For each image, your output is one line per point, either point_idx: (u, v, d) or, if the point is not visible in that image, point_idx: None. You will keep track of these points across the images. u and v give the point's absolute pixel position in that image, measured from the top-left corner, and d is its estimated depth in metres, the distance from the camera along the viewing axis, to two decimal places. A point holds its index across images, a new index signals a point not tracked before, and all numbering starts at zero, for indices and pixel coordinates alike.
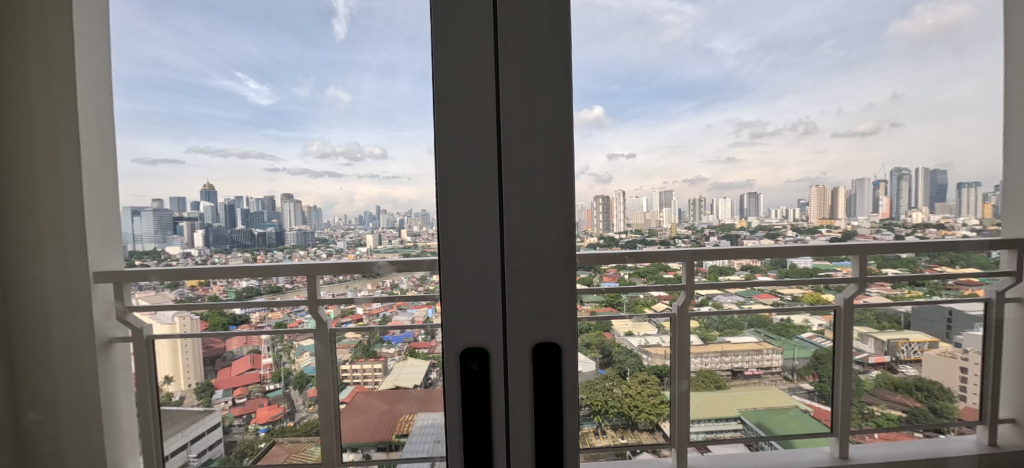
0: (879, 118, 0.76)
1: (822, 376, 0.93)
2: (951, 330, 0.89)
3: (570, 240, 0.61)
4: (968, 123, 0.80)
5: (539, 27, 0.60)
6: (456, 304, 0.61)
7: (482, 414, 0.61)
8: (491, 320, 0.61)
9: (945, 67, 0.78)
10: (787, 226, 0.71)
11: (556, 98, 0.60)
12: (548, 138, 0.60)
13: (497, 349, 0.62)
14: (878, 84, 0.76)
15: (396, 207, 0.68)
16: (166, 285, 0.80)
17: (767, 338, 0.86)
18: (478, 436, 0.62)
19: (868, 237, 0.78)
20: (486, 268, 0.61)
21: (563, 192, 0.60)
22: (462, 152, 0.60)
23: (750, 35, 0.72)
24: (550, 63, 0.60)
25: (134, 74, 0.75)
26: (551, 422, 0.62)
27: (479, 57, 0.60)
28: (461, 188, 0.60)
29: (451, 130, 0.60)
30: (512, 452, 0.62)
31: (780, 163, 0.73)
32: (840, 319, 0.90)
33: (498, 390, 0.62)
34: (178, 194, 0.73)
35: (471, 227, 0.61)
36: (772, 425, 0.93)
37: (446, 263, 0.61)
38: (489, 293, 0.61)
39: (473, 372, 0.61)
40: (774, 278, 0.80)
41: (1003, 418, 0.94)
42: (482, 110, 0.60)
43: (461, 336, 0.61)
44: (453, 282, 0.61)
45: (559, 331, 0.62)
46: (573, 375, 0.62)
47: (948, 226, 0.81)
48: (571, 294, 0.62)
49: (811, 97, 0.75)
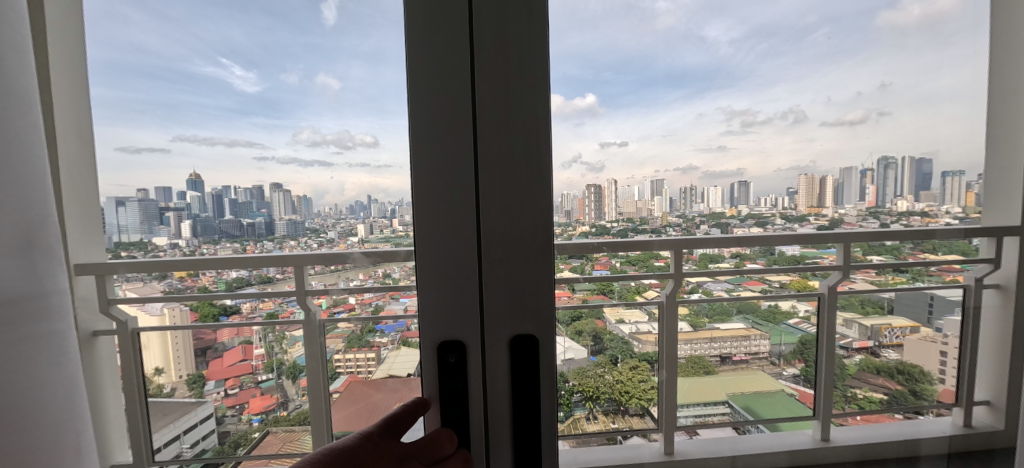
0: (868, 107, 0.77)
1: (807, 361, 0.95)
2: (932, 314, 0.91)
3: (547, 231, 0.61)
4: (954, 110, 0.81)
5: (516, 15, 0.59)
6: (433, 295, 0.62)
7: (459, 408, 0.62)
8: (468, 313, 0.62)
9: (932, 57, 0.78)
10: (775, 214, 0.73)
11: (533, 89, 0.60)
12: (525, 130, 0.60)
13: (475, 341, 0.62)
14: (866, 74, 0.77)
15: (387, 197, 0.65)
16: (155, 276, 0.79)
17: (755, 324, 0.87)
18: (456, 427, 0.62)
19: (853, 225, 0.79)
20: (462, 260, 0.61)
21: (541, 183, 0.61)
22: (439, 145, 0.60)
23: (741, 22, 0.72)
24: (524, 53, 0.60)
25: (115, 59, 0.74)
26: (529, 414, 0.63)
27: (454, 46, 0.59)
28: (437, 181, 0.60)
29: (425, 121, 0.60)
30: (489, 444, 0.63)
31: (770, 152, 0.74)
32: (823, 306, 0.92)
33: (475, 384, 0.62)
34: (163, 184, 0.72)
35: (446, 220, 0.60)
36: (759, 408, 0.94)
37: (421, 255, 0.61)
38: (467, 286, 0.61)
39: (451, 364, 0.61)
40: (763, 266, 0.80)
41: (978, 400, 0.97)
42: (458, 100, 0.59)
43: (437, 328, 0.62)
44: (429, 273, 0.61)
45: (538, 323, 0.62)
46: (550, 364, 0.63)
47: (931, 214, 0.82)
48: (550, 286, 0.62)
49: (801, 86, 0.75)
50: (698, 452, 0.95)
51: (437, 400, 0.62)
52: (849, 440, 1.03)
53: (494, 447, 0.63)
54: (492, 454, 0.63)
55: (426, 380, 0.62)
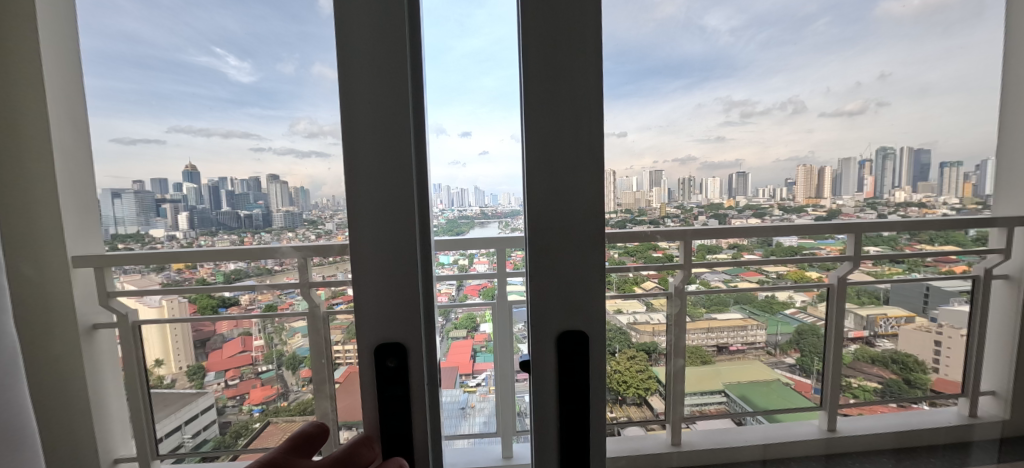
0: (867, 97, 0.77)
1: (806, 350, 0.93)
2: (929, 304, 0.91)
3: (598, 220, 0.63)
4: (954, 101, 0.79)
5: (564, 17, 0.61)
6: (371, 298, 0.64)
7: (404, 412, 0.65)
8: (408, 315, 0.65)
9: (933, 46, 0.77)
10: (773, 205, 0.73)
11: (585, 81, 0.62)
12: (576, 121, 0.62)
13: (418, 346, 0.65)
14: (865, 63, 0.76)
15: (360, 190, 0.62)
16: (153, 268, 0.78)
17: (752, 314, 0.86)
18: (397, 423, 0.66)
19: (851, 216, 0.79)
20: (402, 270, 0.64)
21: (593, 174, 0.63)
22: (372, 155, 0.62)
23: (742, 11, 0.71)
24: (576, 45, 0.61)
25: (108, 49, 0.73)
26: (578, 407, 0.66)
27: (390, 63, 0.61)
28: (376, 190, 0.63)
29: (364, 137, 0.62)
30: (436, 441, 0.68)
31: (768, 142, 0.74)
32: (833, 295, 0.90)
33: (418, 387, 0.66)
34: (158, 175, 0.71)
35: (382, 227, 0.63)
36: (754, 397, 0.94)
37: (363, 266, 0.64)
38: (407, 289, 0.64)
39: (391, 368, 0.65)
40: (761, 256, 0.80)
41: (985, 390, 0.99)
42: (395, 115, 0.62)
43: (378, 335, 0.65)
44: (370, 277, 0.64)
45: (587, 319, 0.65)
46: (600, 349, 0.66)
47: (929, 205, 0.80)
48: (600, 282, 0.65)
49: (801, 76, 0.74)
50: (703, 443, 0.96)
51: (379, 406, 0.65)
52: (859, 431, 1.00)
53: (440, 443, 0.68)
54: (539, 433, 0.67)
55: (367, 383, 0.65)
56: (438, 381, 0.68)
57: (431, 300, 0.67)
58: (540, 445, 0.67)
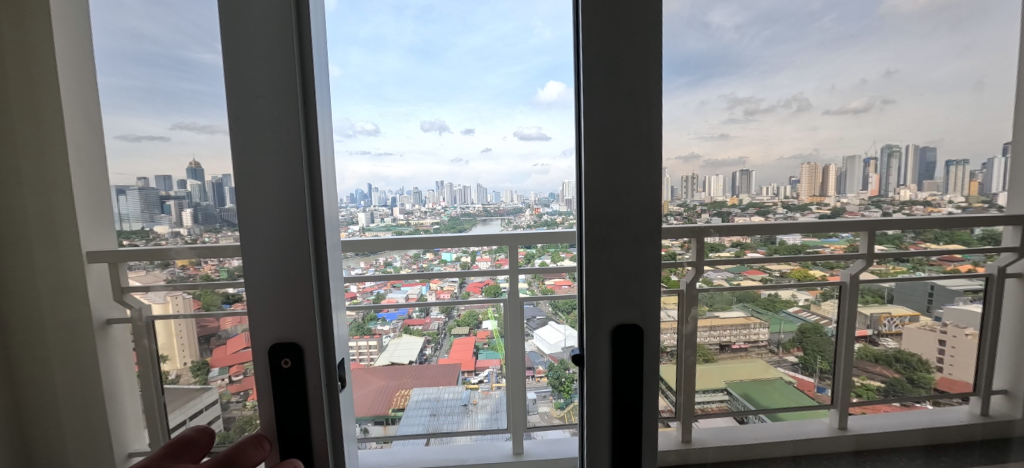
0: (873, 94, 0.75)
1: (806, 349, 0.92)
2: (932, 303, 0.87)
3: (655, 217, 0.68)
4: (962, 99, 0.77)
5: (625, 25, 0.65)
6: (264, 304, 0.70)
7: (301, 409, 0.72)
8: (302, 318, 0.71)
9: (938, 43, 0.75)
10: (777, 203, 0.74)
11: (643, 82, 0.65)
12: (635, 123, 0.66)
13: (314, 349, 0.71)
14: (869, 60, 0.75)
15: (250, 205, 0.68)
16: (156, 265, 0.79)
17: (755, 313, 0.85)
18: (291, 417, 0.72)
19: (855, 214, 0.78)
20: (296, 279, 0.69)
21: (652, 173, 0.67)
22: (261, 172, 0.67)
23: (746, 8, 0.71)
24: (631, 47, 0.65)
25: (119, 48, 0.73)
26: (631, 391, 0.71)
27: (281, 91, 0.66)
28: (266, 205, 0.68)
29: (256, 159, 0.67)
30: (334, 435, 0.75)
31: (772, 140, 0.73)
32: (845, 294, 0.89)
33: (315, 387, 0.72)
34: (163, 173, 0.74)
35: (274, 238, 0.69)
36: (756, 396, 0.92)
37: (257, 276, 0.69)
38: (299, 295, 0.70)
39: (286, 369, 0.71)
40: (764, 255, 0.80)
41: (997, 389, 0.97)
42: (286, 140, 0.67)
43: (276, 339, 0.71)
44: (263, 283, 0.70)
45: (641, 310, 0.69)
46: (654, 337, 0.70)
47: (934, 204, 0.79)
48: (654, 275, 0.69)
49: (806, 73, 0.73)
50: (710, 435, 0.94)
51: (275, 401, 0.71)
52: (870, 426, 0.97)
53: (337, 435, 0.75)
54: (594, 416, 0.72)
55: (264, 384, 0.71)
56: (336, 381, 0.75)
57: (325, 306, 0.73)
58: (595, 428, 0.72)
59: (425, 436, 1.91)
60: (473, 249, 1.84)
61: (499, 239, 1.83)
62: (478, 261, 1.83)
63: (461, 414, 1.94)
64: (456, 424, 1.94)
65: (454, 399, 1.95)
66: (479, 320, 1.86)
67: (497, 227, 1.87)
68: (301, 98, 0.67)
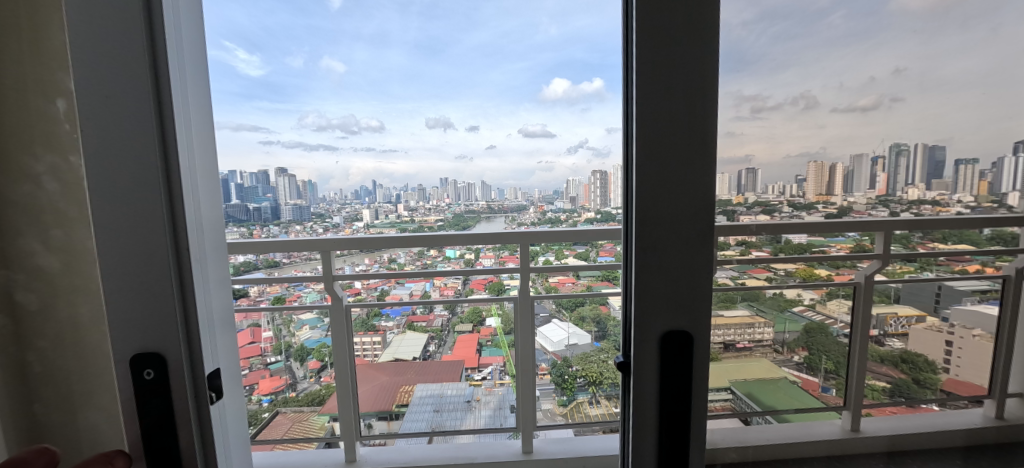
0: (883, 91, 0.68)
1: (812, 349, 0.85)
2: (938, 304, 0.80)
3: (709, 221, 0.62)
4: (982, 94, 0.68)
5: (680, 12, 0.59)
6: (122, 310, 0.59)
7: (166, 426, 0.62)
8: (167, 325, 0.60)
9: (959, 39, 0.67)
10: (783, 202, 0.71)
11: (699, 77, 0.60)
12: (688, 121, 0.60)
13: (179, 355, 0.61)
14: (883, 54, 0.67)
15: (100, 192, 0.57)
16: (123, 267, 0.59)
17: (760, 311, 0.79)
18: (157, 435, 0.62)
19: (862, 214, 0.72)
20: (153, 276, 0.59)
21: (705, 174, 0.61)
22: (106, 151, 0.56)
23: (754, 4, 0.67)
24: (686, 41, 0.59)
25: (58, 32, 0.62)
26: (678, 405, 0.66)
27: (127, 60, 0.55)
28: (118, 192, 0.57)
29: (98, 133, 0.56)
30: (208, 451, 0.65)
31: (779, 139, 0.69)
32: (860, 295, 0.84)
33: (183, 398, 0.62)
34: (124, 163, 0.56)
35: (128, 231, 0.58)
36: (760, 397, 0.82)
37: (106, 273, 0.58)
38: (164, 298, 0.60)
39: (149, 380, 0.61)
40: (769, 254, 0.77)
41: (1012, 393, 0.85)
42: (132, 111, 0.56)
43: (133, 346, 0.60)
44: (118, 285, 0.59)
45: (691, 318, 0.64)
46: (704, 348, 0.65)
47: (942, 204, 0.70)
48: (706, 280, 0.64)
49: (813, 70, 0.68)
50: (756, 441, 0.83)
51: (139, 418, 0.61)
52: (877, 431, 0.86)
53: (212, 453, 0.66)
54: (638, 431, 0.67)
55: (124, 399, 0.61)
56: (208, 393, 0.66)
57: (190, 307, 0.63)
58: (639, 443, 0.68)
59: (428, 434, 1.93)
60: (478, 246, 1.80)
61: (504, 237, 1.79)
62: (481, 258, 1.78)
63: (464, 411, 1.96)
64: (458, 422, 1.95)
65: (458, 395, 1.96)
66: (482, 317, 1.85)
67: (503, 224, 1.86)
68: (150, 63, 0.57)
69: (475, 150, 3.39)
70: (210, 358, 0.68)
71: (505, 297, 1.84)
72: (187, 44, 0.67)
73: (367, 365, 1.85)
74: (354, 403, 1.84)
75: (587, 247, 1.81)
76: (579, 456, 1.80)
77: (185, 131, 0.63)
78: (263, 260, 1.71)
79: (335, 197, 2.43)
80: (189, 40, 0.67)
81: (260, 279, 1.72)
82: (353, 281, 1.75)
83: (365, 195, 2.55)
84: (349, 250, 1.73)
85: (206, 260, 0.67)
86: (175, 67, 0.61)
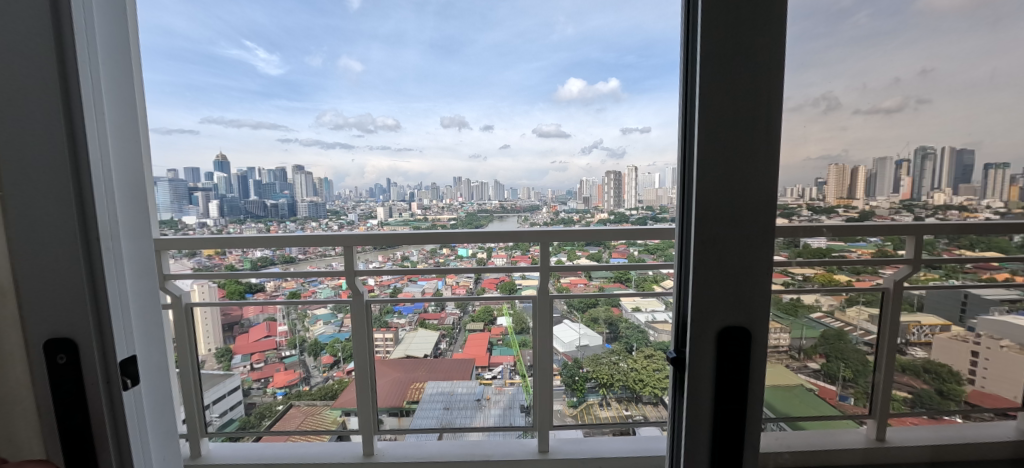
0: (907, 93, 0.63)
1: (829, 356, 0.81)
2: (963, 314, 0.71)
3: (772, 218, 0.61)
4: (1020, 95, 0.61)
5: (748, 7, 0.58)
6: (42, 298, 0.62)
7: (78, 411, 0.64)
8: (78, 313, 0.63)
9: (1000, 36, 0.61)
10: (802, 205, 0.69)
11: (766, 74, 0.59)
12: (754, 116, 0.59)
13: (89, 342, 0.64)
14: (908, 54, 0.63)
15: (12, 185, 0.59)
16: (41, 257, 0.61)
17: (776, 317, 0.73)
18: (70, 419, 0.64)
19: (884, 219, 0.70)
20: (65, 267, 0.62)
21: (769, 170, 0.60)
22: (22, 147, 0.59)
23: None
24: (754, 40, 0.58)
25: None
26: (733, 404, 0.65)
27: (34, 66, 0.58)
28: (40, 185, 0.60)
29: (18, 128, 0.59)
30: (120, 439, 0.67)
31: (800, 140, 0.67)
32: (889, 302, 0.77)
33: (93, 385, 0.65)
34: (35, 160, 0.59)
35: (47, 222, 0.61)
36: (776, 405, 0.76)
37: (19, 261, 0.61)
38: (77, 288, 0.63)
39: (62, 364, 0.63)
40: (786, 258, 0.71)
41: None
42: (40, 106, 0.59)
43: (46, 331, 0.63)
44: (36, 274, 0.61)
45: (749, 316, 0.63)
46: (762, 347, 0.64)
47: (969, 208, 0.66)
48: (766, 277, 0.62)
49: (835, 71, 0.66)
50: (800, 445, 0.79)
51: (57, 402, 0.64)
52: (903, 442, 0.77)
53: (127, 441, 0.68)
54: (693, 428, 0.67)
55: (41, 381, 0.64)
56: (123, 379, 0.68)
57: (101, 296, 0.65)
58: (694, 438, 0.67)
59: (439, 431, 1.93)
60: (489, 245, 1.76)
61: (518, 236, 1.76)
62: (493, 257, 1.75)
63: (473, 409, 1.96)
64: (468, 419, 1.95)
65: (468, 393, 1.96)
66: (494, 316, 1.87)
67: (516, 223, 1.86)
68: (58, 60, 0.60)
69: (489, 149, 3.38)
70: (127, 346, 0.69)
71: (517, 296, 1.85)
72: (102, 44, 0.68)
73: (380, 361, 1.87)
74: (369, 398, 1.85)
75: (601, 247, 1.77)
76: (590, 457, 1.80)
77: (99, 128, 0.65)
78: (281, 255, 1.73)
79: (351, 194, 2.48)
80: (104, 39, 0.69)
81: (277, 274, 1.75)
82: (369, 277, 1.78)
83: (381, 193, 2.59)
84: (365, 246, 1.73)
85: (125, 252, 0.69)
86: (89, 65, 0.63)
